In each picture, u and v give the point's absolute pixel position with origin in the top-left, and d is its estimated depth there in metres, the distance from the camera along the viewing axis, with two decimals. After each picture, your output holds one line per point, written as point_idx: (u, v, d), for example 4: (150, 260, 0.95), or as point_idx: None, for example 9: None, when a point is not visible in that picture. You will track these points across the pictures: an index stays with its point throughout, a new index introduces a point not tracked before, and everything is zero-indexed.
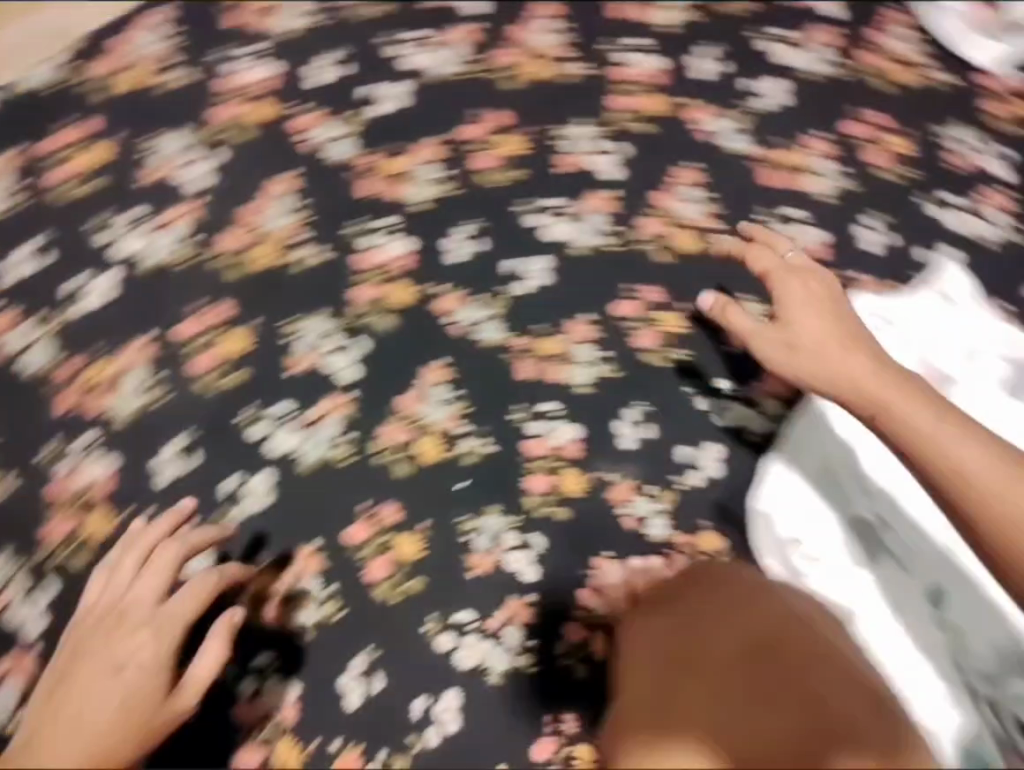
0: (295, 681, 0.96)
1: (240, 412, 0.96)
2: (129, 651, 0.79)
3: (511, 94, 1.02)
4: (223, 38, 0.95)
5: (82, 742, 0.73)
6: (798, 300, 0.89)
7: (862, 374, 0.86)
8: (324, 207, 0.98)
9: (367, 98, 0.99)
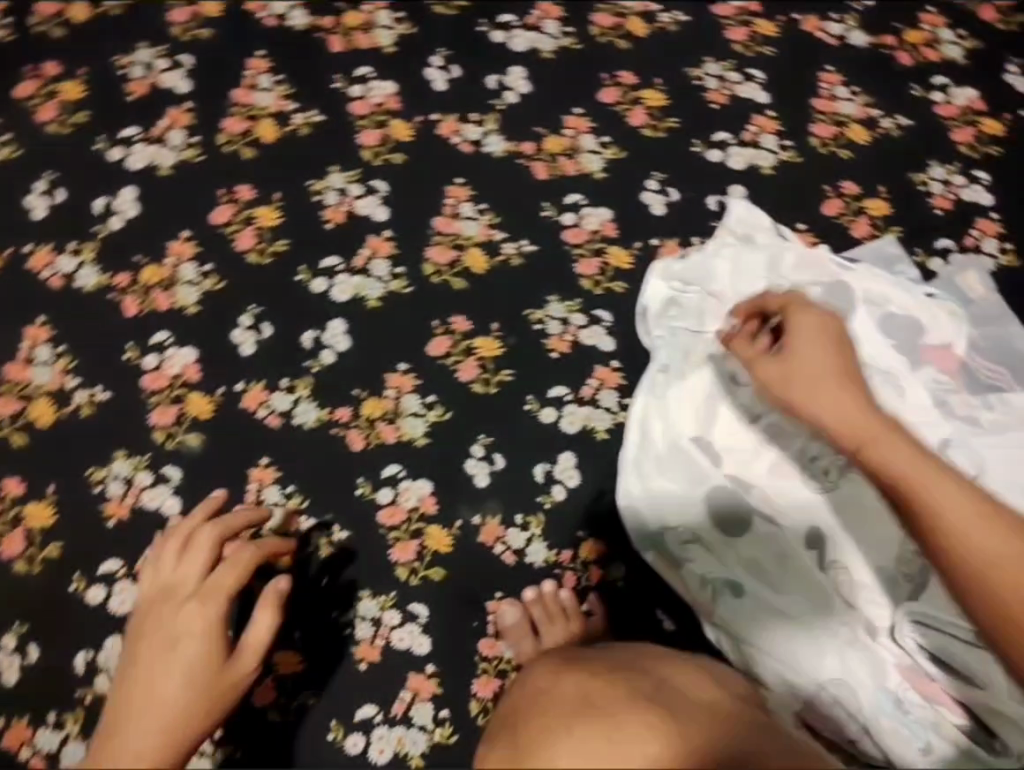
0: None
1: (72, 581, 0.91)
2: (181, 625, 0.72)
3: (253, 164, 0.99)
4: None
5: (155, 728, 0.68)
6: (809, 332, 0.76)
7: (855, 410, 0.72)
8: (85, 346, 0.96)
9: (106, 210, 0.98)
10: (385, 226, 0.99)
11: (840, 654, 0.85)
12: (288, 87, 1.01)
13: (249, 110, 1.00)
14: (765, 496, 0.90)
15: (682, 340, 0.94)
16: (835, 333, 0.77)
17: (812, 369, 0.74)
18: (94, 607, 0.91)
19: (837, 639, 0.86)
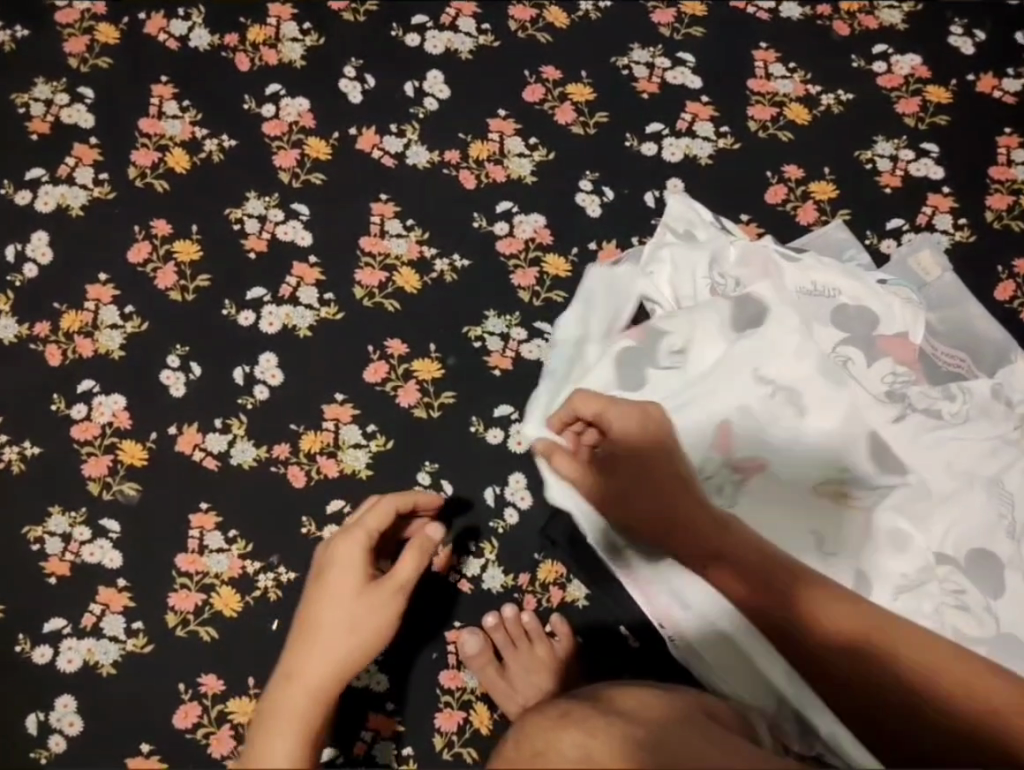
0: None
1: (14, 646, 0.87)
2: (340, 561, 0.75)
3: (168, 196, 0.97)
4: None
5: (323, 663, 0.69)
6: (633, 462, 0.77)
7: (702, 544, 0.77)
8: (8, 400, 0.91)
9: (18, 256, 0.95)
10: (311, 251, 0.96)
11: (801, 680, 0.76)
12: (196, 113, 0.99)
13: (160, 140, 0.98)
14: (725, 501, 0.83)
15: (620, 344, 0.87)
16: (655, 416, 0.77)
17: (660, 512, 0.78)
18: (42, 668, 0.86)
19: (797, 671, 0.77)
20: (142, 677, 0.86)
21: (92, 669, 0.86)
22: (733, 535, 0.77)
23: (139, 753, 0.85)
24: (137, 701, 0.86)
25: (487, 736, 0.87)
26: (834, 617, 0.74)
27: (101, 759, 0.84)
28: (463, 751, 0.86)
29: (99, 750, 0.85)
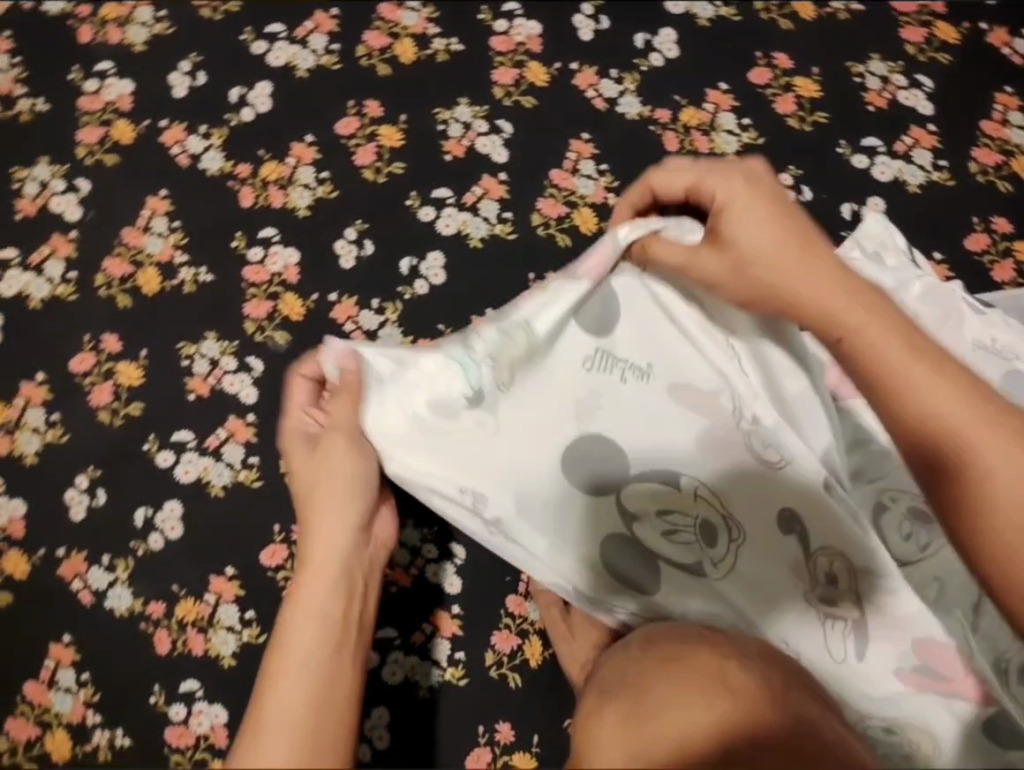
0: (220, 705, 0.88)
1: (143, 444, 0.94)
2: (333, 467, 0.67)
3: (387, 80, 1.01)
4: (95, 59, 1.02)
5: (328, 596, 0.62)
6: (743, 204, 0.66)
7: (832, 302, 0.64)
8: (197, 225, 0.98)
9: (241, 99, 1.01)
10: (503, 168, 0.98)
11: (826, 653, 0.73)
12: (434, 10, 1.03)
13: (394, 27, 1.03)
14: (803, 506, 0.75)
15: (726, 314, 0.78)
16: (758, 174, 0.68)
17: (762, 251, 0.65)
18: (162, 472, 0.93)
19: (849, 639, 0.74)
20: (245, 506, 0.92)
21: (204, 487, 0.93)
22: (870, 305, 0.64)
23: (224, 574, 0.91)
24: (235, 527, 0.92)
25: (536, 668, 0.91)
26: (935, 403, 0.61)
27: (193, 567, 0.91)
28: (508, 672, 0.91)
29: (192, 558, 0.92)
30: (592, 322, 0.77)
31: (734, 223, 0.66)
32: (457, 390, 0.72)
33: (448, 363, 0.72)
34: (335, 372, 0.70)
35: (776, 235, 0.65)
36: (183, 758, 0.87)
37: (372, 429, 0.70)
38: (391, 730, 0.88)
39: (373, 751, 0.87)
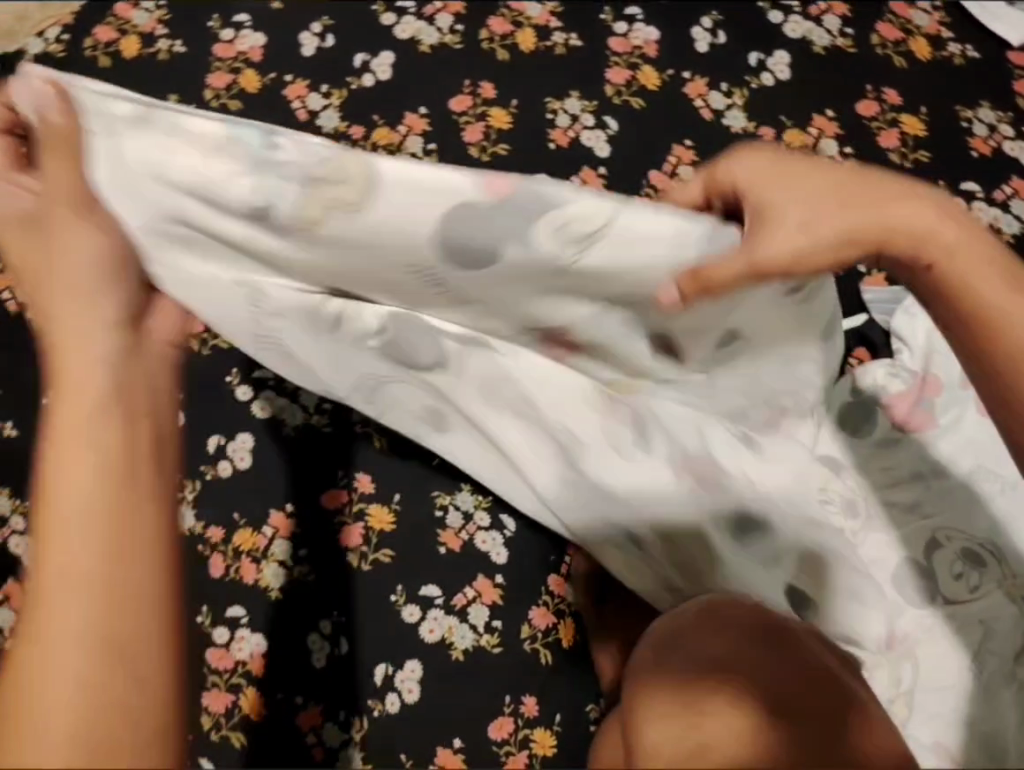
0: (261, 634, 0.91)
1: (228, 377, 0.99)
2: (74, 246, 0.55)
3: (504, 65, 1.05)
4: (236, 11, 1.09)
5: (79, 427, 0.49)
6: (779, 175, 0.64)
7: (918, 226, 0.64)
8: None
9: (364, 65, 1.06)
10: (605, 162, 1.00)
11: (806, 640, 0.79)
12: (558, 6, 1.07)
13: (518, 17, 1.07)
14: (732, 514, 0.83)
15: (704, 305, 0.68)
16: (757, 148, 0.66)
17: (828, 212, 0.62)
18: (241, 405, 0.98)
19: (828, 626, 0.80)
20: (315, 450, 0.98)
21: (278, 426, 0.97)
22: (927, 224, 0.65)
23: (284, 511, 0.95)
24: (302, 467, 0.97)
25: (568, 650, 0.92)
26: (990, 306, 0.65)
27: (256, 499, 0.95)
28: (541, 648, 0.92)
29: (257, 491, 0.96)
30: (462, 233, 0.61)
31: (774, 189, 0.63)
32: (243, 193, 0.60)
33: (242, 148, 0.58)
34: (31, 113, 0.57)
35: (826, 190, 0.64)
36: (218, 680, 0.89)
37: (101, 179, 0.61)
38: (421, 684, 0.90)
39: (401, 702, 0.90)
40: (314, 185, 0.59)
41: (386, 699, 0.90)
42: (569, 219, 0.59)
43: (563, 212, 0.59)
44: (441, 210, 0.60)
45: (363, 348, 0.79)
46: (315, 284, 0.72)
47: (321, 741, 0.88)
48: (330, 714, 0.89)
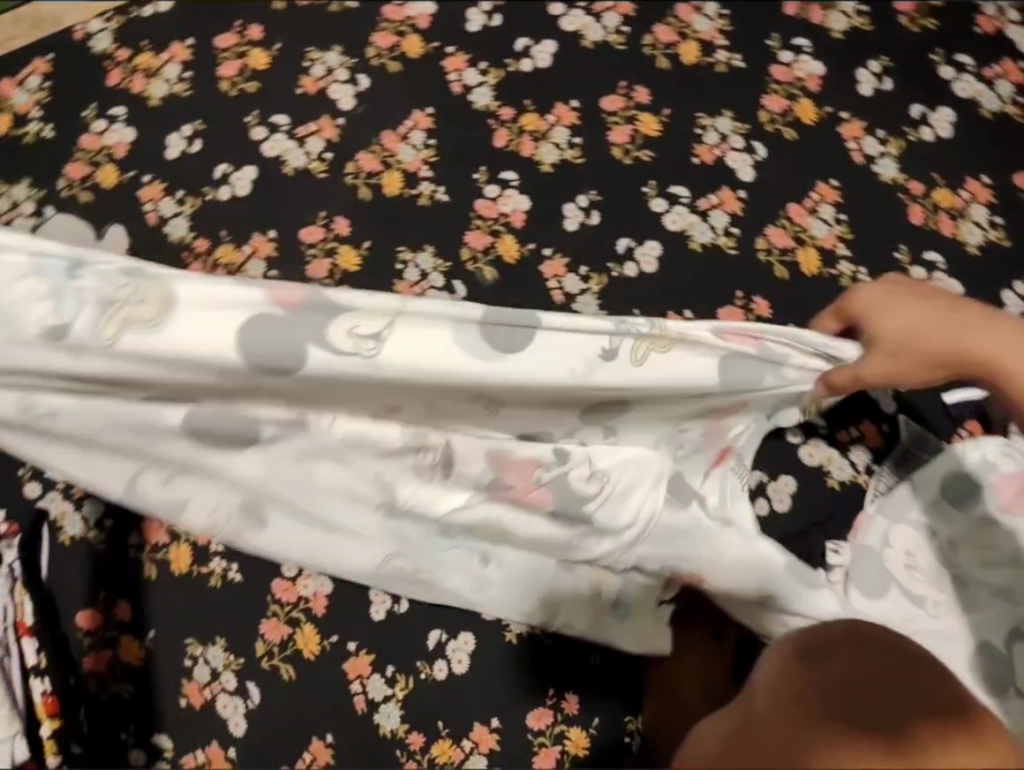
0: (327, 578, 0.94)
1: None
2: None
3: (663, 73, 1.06)
4: None
5: None
6: (878, 306, 0.79)
7: (965, 335, 0.76)
8: (448, 151, 1.05)
9: (525, 50, 1.07)
10: (745, 186, 1.03)
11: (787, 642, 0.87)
12: (728, 23, 1.08)
13: (686, 27, 1.08)
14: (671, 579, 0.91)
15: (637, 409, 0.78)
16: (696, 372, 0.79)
17: (909, 334, 0.77)
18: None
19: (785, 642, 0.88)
20: None
21: None
22: (973, 323, 0.76)
23: None
24: None
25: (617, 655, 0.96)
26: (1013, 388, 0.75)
27: None
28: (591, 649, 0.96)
29: None
30: (248, 338, 0.62)
31: (873, 323, 0.79)
32: (38, 319, 0.62)
33: (58, 285, 0.61)
34: None
35: (912, 316, 0.78)
36: (279, 612, 0.93)
37: None
38: (471, 659, 0.94)
39: (449, 670, 0.93)
40: (108, 309, 0.61)
41: (436, 664, 0.93)
42: (345, 313, 0.63)
43: (347, 309, 0.62)
44: (185, 296, 0.61)
45: (187, 472, 0.84)
46: (146, 394, 0.70)
47: (366, 691, 0.92)
48: (380, 665, 0.93)
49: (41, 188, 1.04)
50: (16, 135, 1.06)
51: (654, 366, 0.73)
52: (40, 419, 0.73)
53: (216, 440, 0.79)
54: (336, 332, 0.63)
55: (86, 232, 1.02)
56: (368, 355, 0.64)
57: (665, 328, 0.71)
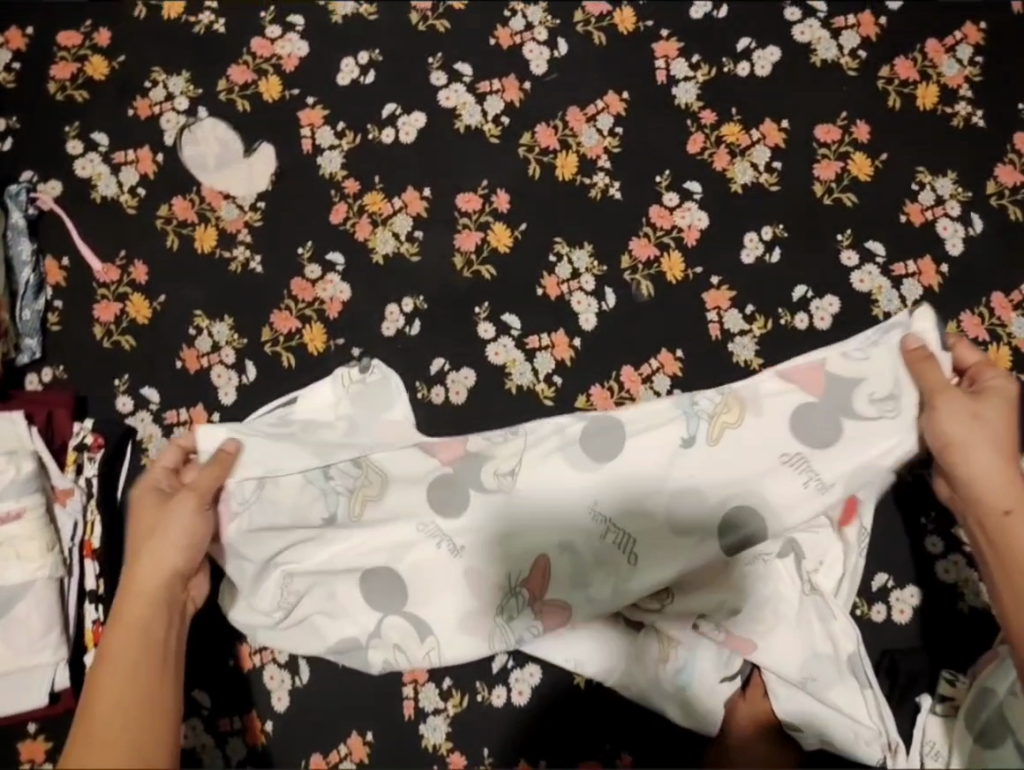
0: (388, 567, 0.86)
1: (479, 305, 0.93)
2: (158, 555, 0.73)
3: (891, 112, 0.96)
4: None
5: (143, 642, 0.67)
6: (955, 414, 0.77)
7: (984, 469, 0.75)
8: (635, 144, 0.96)
9: (746, 54, 0.97)
10: (950, 260, 0.93)
11: (873, 719, 0.82)
12: (979, 73, 0.97)
13: (931, 67, 0.97)
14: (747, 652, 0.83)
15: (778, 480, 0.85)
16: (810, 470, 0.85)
17: (950, 436, 0.77)
18: (478, 341, 0.92)
19: (863, 726, 0.82)
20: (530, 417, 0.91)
21: (503, 376, 0.91)
22: (992, 454, 0.75)
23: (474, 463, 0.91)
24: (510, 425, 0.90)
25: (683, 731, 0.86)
26: (991, 485, 0.74)
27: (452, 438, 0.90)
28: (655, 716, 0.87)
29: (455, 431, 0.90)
30: (440, 501, 0.87)
31: (943, 414, 0.78)
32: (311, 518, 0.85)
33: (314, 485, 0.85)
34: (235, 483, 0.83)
35: (965, 413, 0.77)
36: None
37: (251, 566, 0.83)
38: (532, 692, 0.87)
39: (507, 698, 0.87)
40: (361, 506, 0.86)
41: (495, 690, 0.87)
42: (491, 462, 0.87)
43: (488, 457, 0.87)
44: (394, 467, 0.87)
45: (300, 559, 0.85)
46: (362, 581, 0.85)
47: (417, 698, 0.86)
48: (435, 676, 0.87)
49: (199, 87, 0.96)
50: (185, 22, 0.98)
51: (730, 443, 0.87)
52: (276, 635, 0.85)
53: (371, 573, 0.86)
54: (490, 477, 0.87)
55: (235, 144, 0.95)
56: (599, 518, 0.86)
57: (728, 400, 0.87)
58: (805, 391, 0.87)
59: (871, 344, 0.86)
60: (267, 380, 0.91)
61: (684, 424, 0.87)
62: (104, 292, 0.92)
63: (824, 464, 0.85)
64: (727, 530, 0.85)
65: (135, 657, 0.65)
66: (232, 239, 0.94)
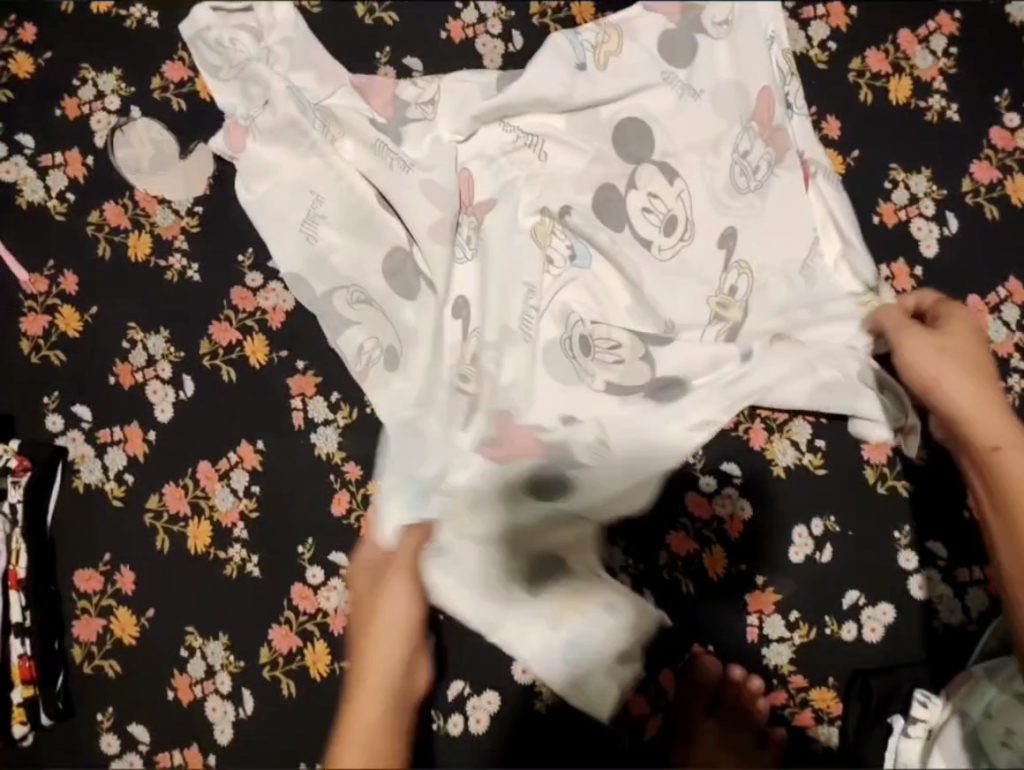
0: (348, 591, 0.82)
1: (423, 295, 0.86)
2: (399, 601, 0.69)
3: (860, 107, 0.92)
4: None
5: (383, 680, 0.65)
6: (953, 329, 0.79)
7: (977, 413, 0.75)
8: (592, 136, 0.90)
9: None
10: (923, 263, 0.89)
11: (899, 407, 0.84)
12: (954, 64, 0.92)
13: (904, 59, 0.92)
14: (746, 267, 0.87)
15: (703, 109, 0.90)
16: (716, 143, 0.89)
17: (956, 353, 0.78)
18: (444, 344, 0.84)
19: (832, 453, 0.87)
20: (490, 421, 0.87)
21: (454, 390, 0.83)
22: (965, 372, 0.76)
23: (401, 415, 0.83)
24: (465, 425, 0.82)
25: (648, 747, 0.85)
26: (980, 412, 0.75)
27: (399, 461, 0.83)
28: (620, 732, 0.85)
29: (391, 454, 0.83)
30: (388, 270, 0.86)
31: (941, 375, 0.77)
32: (284, 116, 0.87)
33: (297, 103, 0.87)
34: (220, 138, 0.88)
35: (960, 380, 0.76)
36: (292, 619, 0.82)
37: (284, 268, 0.87)
38: (491, 719, 0.84)
39: (463, 727, 0.84)
40: (324, 141, 0.88)
41: (451, 718, 0.84)
42: (408, 102, 0.90)
43: (432, 101, 0.90)
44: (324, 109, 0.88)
45: (322, 275, 0.86)
46: (342, 235, 0.87)
47: None
48: None
49: (131, 85, 0.91)
50: (117, 15, 0.93)
51: (630, 54, 0.91)
52: (335, 220, 0.87)
53: (345, 220, 0.87)
54: (401, 172, 0.88)
55: (170, 144, 0.90)
56: (555, 274, 0.86)
57: (608, 34, 0.91)
58: (664, 17, 0.92)
59: (689, 23, 0.91)
60: (209, 394, 0.86)
61: (572, 53, 0.90)
62: (32, 304, 0.87)
63: (692, 76, 0.90)
64: (624, 154, 0.89)
65: (369, 707, 0.63)
66: (168, 247, 0.88)
